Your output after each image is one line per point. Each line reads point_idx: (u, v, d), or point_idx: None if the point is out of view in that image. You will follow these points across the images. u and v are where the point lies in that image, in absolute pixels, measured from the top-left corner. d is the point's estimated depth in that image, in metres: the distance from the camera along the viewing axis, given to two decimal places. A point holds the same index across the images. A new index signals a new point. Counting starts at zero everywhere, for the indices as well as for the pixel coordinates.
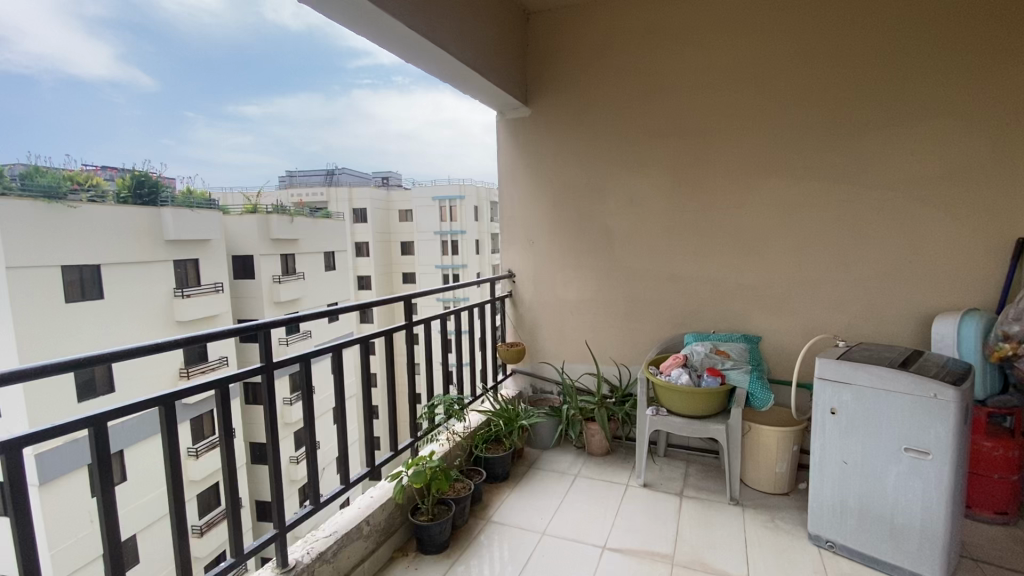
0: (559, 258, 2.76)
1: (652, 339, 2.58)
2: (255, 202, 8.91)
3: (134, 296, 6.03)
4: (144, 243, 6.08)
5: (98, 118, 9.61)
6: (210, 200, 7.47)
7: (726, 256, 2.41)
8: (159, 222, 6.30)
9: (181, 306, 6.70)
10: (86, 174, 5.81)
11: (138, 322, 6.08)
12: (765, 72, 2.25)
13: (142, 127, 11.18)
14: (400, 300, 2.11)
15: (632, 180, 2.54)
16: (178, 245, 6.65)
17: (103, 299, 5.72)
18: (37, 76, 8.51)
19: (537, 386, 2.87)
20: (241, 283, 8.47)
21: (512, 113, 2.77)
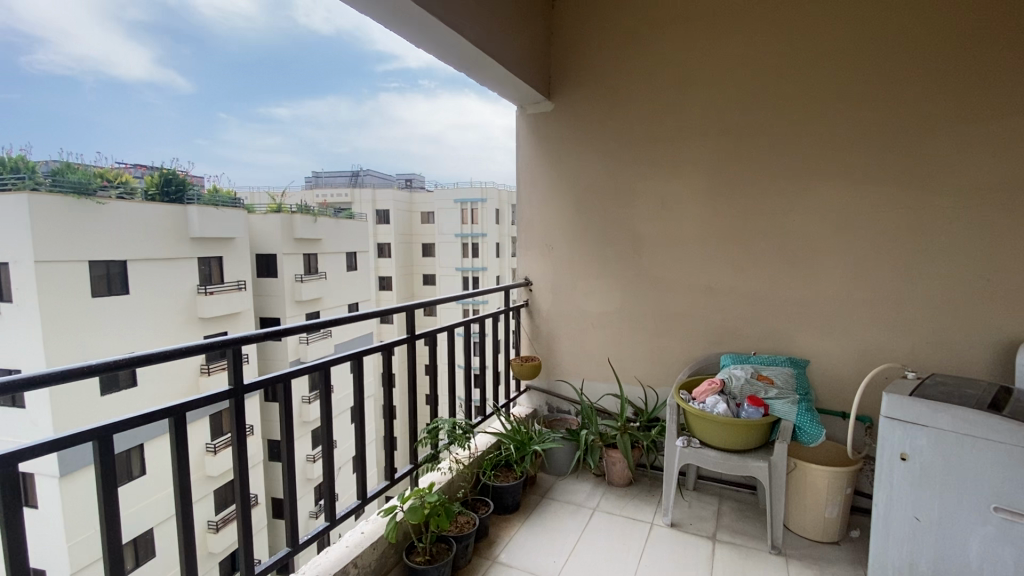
0: (580, 265, 2.53)
1: (683, 358, 2.32)
2: (280, 201, 8.90)
3: (155, 293, 6.01)
4: (170, 240, 6.08)
5: (134, 118, 9.83)
6: (235, 199, 7.49)
7: (768, 268, 2.15)
8: (183, 220, 6.33)
9: (204, 302, 6.66)
10: (115, 171, 5.79)
11: (158, 320, 6.05)
12: (817, 63, 2.00)
13: (178, 127, 11.41)
14: (404, 310, 1.89)
15: (664, 181, 2.30)
16: (204, 243, 6.64)
17: (128, 293, 5.74)
18: (78, 78, 8.79)
19: (553, 405, 2.63)
20: (263, 282, 8.46)
21: (534, 107, 2.56)
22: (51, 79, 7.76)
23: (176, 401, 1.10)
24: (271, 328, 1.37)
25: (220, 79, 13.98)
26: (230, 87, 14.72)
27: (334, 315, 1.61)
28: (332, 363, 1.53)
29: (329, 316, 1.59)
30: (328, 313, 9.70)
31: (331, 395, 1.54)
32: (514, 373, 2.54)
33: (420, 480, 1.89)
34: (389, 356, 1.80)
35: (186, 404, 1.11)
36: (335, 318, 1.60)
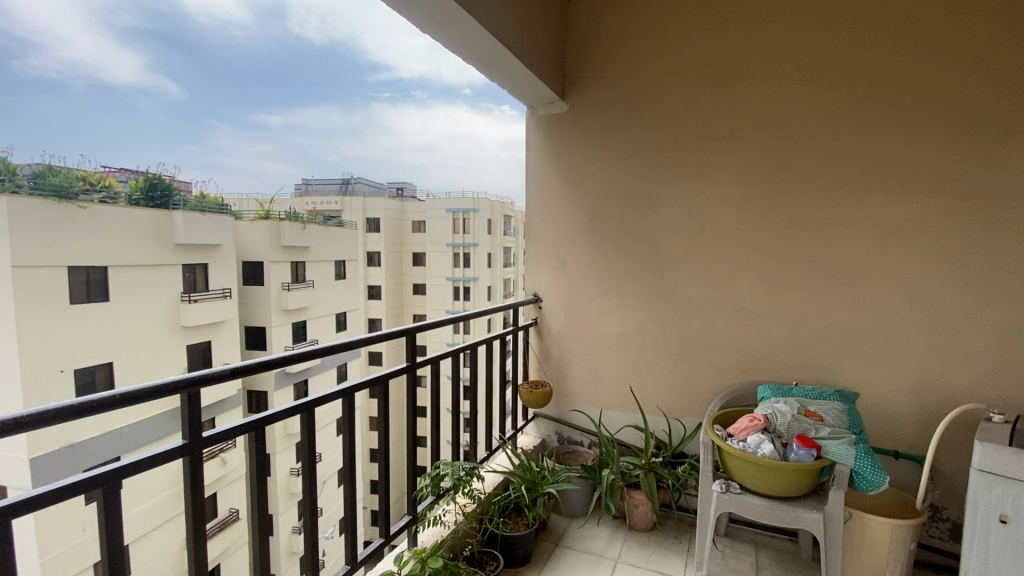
0: (596, 282, 2.29)
1: (714, 387, 2.08)
2: (269, 208, 8.63)
3: (141, 299, 5.73)
4: (154, 246, 5.76)
5: (125, 120, 9.59)
6: (222, 205, 7.31)
7: (809, 287, 1.93)
8: (170, 224, 6.02)
9: (187, 310, 6.29)
10: (99, 174, 5.55)
11: (142, 329, 5.71)
12: (871, 62, 1.79)
13: (168, 131, 11.19)
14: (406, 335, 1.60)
15: (693, 191, 2.08)
16: (189, 249, 6.36)
17: (109, 301, 5.42)
18: (69, 81, 8.58)
19: (564, 436, 2.38)
20: (249, 291, 8.15)
21: (546, 108, 2.33)
22: (39, 80, 7.44)
23: (104, 468, 0.83)
24: (244, 361, 1.10)
25: (211, 83, 13.80)
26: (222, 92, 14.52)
27: (332, 340, 1.32)
28: (318, 404, 1.26)
29: (325, 342, 1.31)
30: (315, 322, 9.37)
31: (316, 440, 1.27)
32: (522, 400, 2.28)
33: (419, 534, 1.61)
34: (390, 390, 1.51)
35: (117, 472, 0.84)
36: (329, 346, 1.31)
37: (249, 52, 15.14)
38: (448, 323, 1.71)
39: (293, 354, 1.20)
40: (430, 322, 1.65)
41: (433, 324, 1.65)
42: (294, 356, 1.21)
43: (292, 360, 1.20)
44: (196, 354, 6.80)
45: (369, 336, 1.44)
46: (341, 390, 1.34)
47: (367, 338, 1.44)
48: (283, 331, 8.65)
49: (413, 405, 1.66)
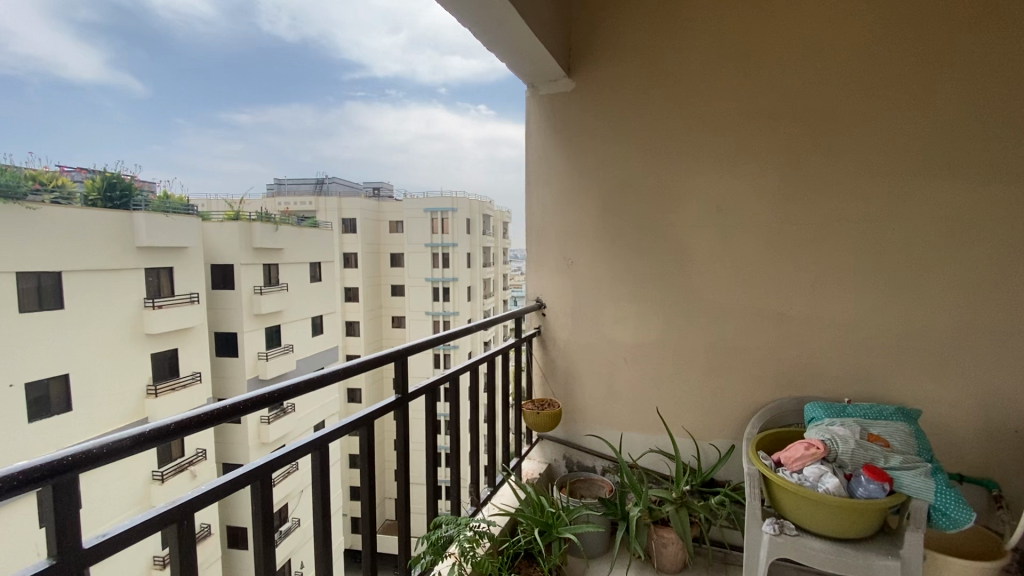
0: (609, 285, 2.00)
1: (750, 402, 1.82)
2: (238, 209, 8.12)
3: (97, 305, 5.36)
4: (114, 249, 5.46)
5: (85, 119, 9.16)
6: (188, 205, 7.02)
7: (860, 289, 1.68)
8: (130, 226, 5.62)
9: (152, 317, 5.99)
10: (51, 173, 5.22)
11: (95, 335, 5.40)
12: (941, 27, 1.54)
13: (131, 132, 10.74)
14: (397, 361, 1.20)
15: (722, 180, 1.82)
16: (151, 253, 6.00)
17: (64, 308, 5.05)
18: (23, 78, 8.13)
19: (574, 461, 2.09)
20: (218, 295, 7.69)
21: (549, 87, 2.03)
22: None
23: None
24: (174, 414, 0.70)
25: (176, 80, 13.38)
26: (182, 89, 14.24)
27: (299, 375, 0.93)
28: (277, 468, 0.87)
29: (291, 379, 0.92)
30: (290, 327, 8.89)
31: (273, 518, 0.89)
32: (526, 422, 1.98)
33: None
34: (376, 433, 1.15)
35: None
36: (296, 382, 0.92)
37: (200, 49, 15.07)
38: (447, 342, 1.36)
39: (242, 401, 0.80)
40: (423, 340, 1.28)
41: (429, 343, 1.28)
42: (245, 400, 0.81)
43: (240, 407, 0.80)
44: (162, 363, 6.42)
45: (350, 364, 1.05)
46: (306, 444, 0.95)
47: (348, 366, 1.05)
48: (256, 336, 8.18)
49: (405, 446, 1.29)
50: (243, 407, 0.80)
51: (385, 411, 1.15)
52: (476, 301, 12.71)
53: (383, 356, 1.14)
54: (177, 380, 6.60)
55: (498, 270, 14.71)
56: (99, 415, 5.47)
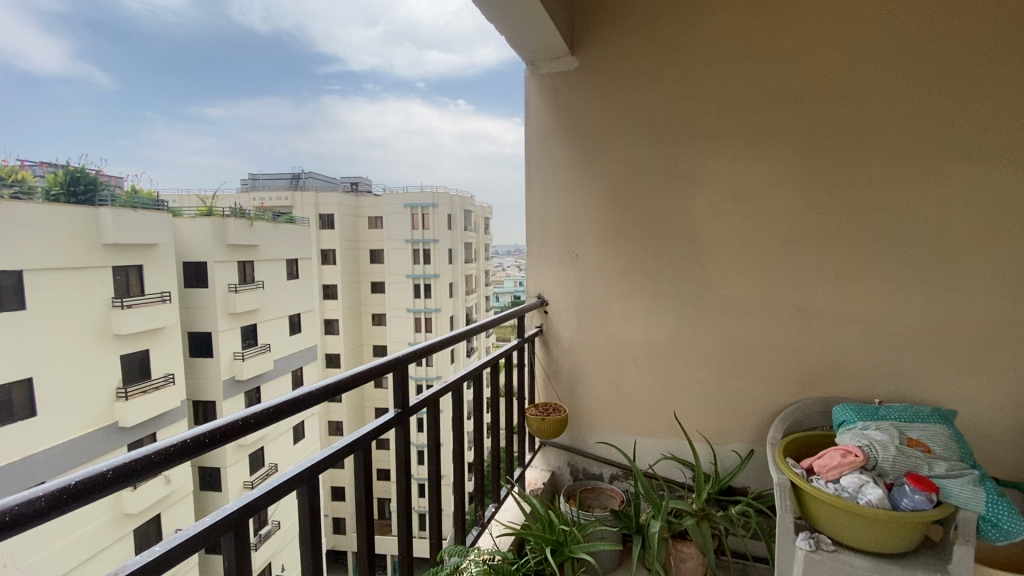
0: (618, 280, 1.85)
1: (771, 405, 1.70)
2: (211, 204, 7.76)
3: (60, 304, 5.11)
4: (76, 248, 5.17)
5: (46, 113, 8.76)
6: (158, 201, 6.65)
7: (886, 282, 1.57)
8: (96, 223, 5.34)
9: (120, 317, 5.69)
10: (10, 166, 4.90)
11: (59, 336, 5.12)
12: (983, 2, 1.42)
13: (96, 126, 10.32)
14: (397, 369, 0.99)
15: (740, 166, 1.68)
16: (119, 251, 5.70)
17: (25, 310, 4.76)
18: None
19: (579, 468, 1.95)
20: (191, 293, 7.38)
21: (552, 64, 1.87)
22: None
23: None
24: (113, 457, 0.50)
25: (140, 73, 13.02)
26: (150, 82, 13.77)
27: (280, 394, 0.73)
28: (254, 514, 0.67)
29: (268, 399, 0.71)
30: (266, 326, 8.58)
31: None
32: (530, 429, 1.82)
33: None
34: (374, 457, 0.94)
35: None
36: (277, 401, 0.72)
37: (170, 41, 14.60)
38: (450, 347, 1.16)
39: (203, 433, 0.59)
40: (424, 346, 1.08)
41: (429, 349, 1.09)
42: (208, 431, 0.60)
43: (200, 440, 0.59)
44: (132, 364, 6.14)
45: (344, 377, 0.85)
46: (291, 479, 0.75)
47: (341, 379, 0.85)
48: (232, 336, 7.87)
49: (405, 469, 1.09)
50: (206, 440, 0.60)
51: (384, 431, 0.95)
52: (458, 297, 12.57)
53: (381, 366, 0.94)
54: (148, 382, 6.31)
55: (480, 266, 14.58)
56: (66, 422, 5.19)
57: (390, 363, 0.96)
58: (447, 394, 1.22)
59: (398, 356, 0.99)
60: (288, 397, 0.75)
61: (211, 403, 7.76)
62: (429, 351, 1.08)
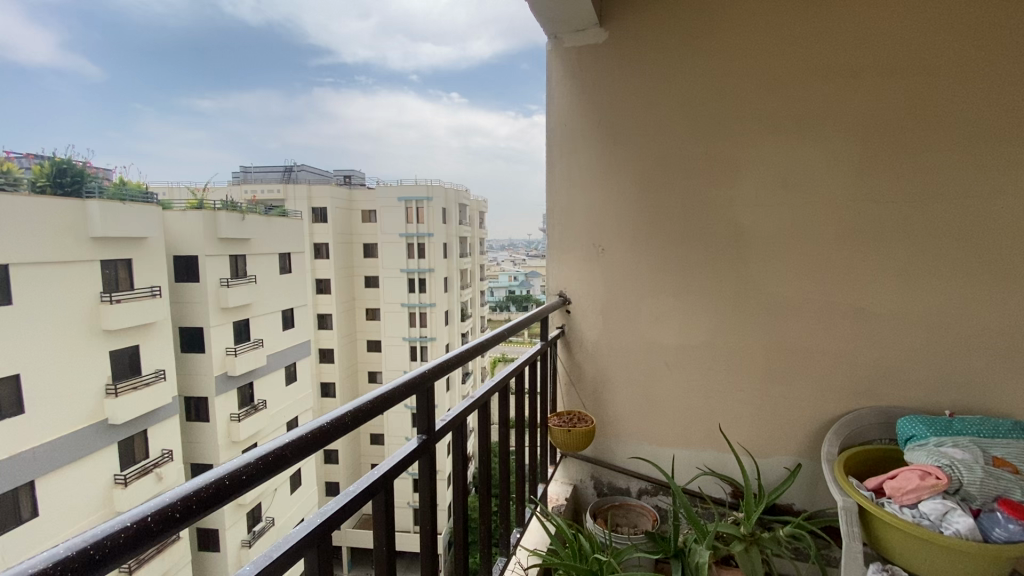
0: (651, 277, 1.68)
1: (819, 415, 1.55)
2: (202, 197, 7.48)
3: (49, 300, 4.97)
4: (63, 242, 4.99)
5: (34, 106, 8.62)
6: (147, 193, 6.46)
7: (958, 279, 1.40)
8: (83, 217, 5.12)
9: (109, 312, 5.50)
10: None
11: (47, 330, 4.98)
12: None
13: (85, 118, 10.16)
14: (420, 391, 0.80)
15: (792, 149, 1.50)
16: (106, 244, 5.48)
17: (9, 305, 4.69)
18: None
19: (604, 481, 1.78)
20: (182, 288, 7.18)
21: (578, 37, 1.68)
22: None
23: None
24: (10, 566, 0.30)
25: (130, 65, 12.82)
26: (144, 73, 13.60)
27: (281, 435, 0.54)
28: None
29: (267, 441, 0.52)
30: (258, 321, 8.37)
31: None
32: (554, 440, 1.64)
33: None
34: (394, 502, 0.75)
35: None
36: (277, 443, 0.54)
37: (159, 31, 14.33)
38: (476, 357, 0.98)
39: (169, 503, 0.40)
40: (450, 357, 0.90)
41: (456, 360, 0.91)
42: (178, 499, 0.41)
43: (165, 518, 0.40)
44: (121, 360, 5.93)
45: (359, 403, 0.67)
46: (295, 548, 0.56)
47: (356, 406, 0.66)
48: (224, 331, 7.67)
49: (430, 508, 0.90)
50: (176, 515, 0.40)
51: (406, 466, 0.77)
52: (452, 292, 12.41)
53: (403, 388, 0.75)
54: (140, 379, 6.13)
55: (475, 260, 14.41)
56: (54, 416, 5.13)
57: (413, 381, 0.78)
58: (472, 412, 1.04)
59: (421, 371, 0.81)
60: (295, 434, 0.56)
61: (204, 400, 7.57)
62: (456, 361, 0.91)
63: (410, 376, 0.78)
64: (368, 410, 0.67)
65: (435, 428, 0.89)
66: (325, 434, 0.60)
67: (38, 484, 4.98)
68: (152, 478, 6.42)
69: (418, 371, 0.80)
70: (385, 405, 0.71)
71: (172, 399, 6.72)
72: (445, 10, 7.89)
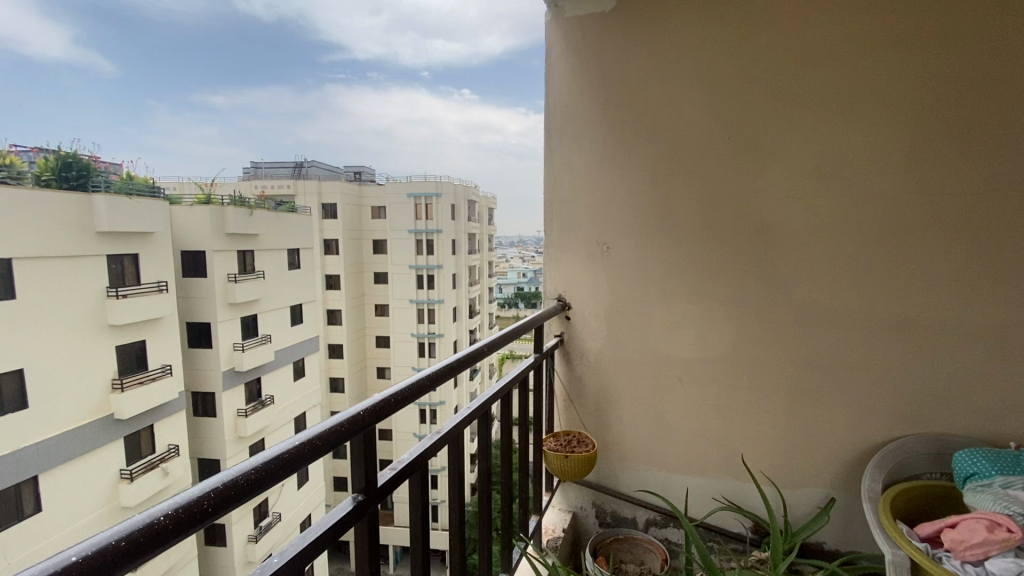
0: (659, 279, 1.47)
1: (856, 443, 1.33)
2: (210, 191, 7.31)
3: (54, 296, 4.85)
4: (68, 237, 4.82)
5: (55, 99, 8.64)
6: (153, 187, 6.31)
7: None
8: (89, 211, 4.94)
9: (115, 308, 5.40)
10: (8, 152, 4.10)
11: (54, 325, 4.87)
12: None
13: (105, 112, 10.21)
14: (354, 436, 0.59)
15: (828, 130, 1.28)
16: (114, 239, 5.36)
17: (15, 299, 4.58)
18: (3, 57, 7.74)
19: (606, 509, 1.59)
20: (189, 283, 7.06)
21: (580, 5, 1.48)
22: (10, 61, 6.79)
23: None
24: None
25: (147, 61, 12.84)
26: (162, 68, 13.61)
27: (95, 531, 0.33)
28: None
29: (69, 542, 0.31)
30: (266, 317, 8.27)
31: None
32: (549, 465, 1.43)
33: None
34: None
35: None
36: (92, 542, 0.33)
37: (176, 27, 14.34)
38: (442, 386, 0.77)
39: None
40: (401, 388, 0.69)
41: (410, 394, 0.70)
42: None
43: None
44: (128, 354, 5.84)
45: (246, 467, 0.45)
46: None
47: (245, 469, 0.45)
48: (232, 327, 7.55)
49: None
50: None
51: (331, 540, 0.56)
52: (461, 289, 12.29)
53: (327, 435, 0.55)
54: (146, 373, 6.02)
55: (483, 258, 14.27)
56: (60, 412, 5.06)
57: (339, 429, 0.57)
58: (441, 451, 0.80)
59: (352, 413, 0.60)
60: (123, 525, 0.35)
61: (211, 395, 7.49)
62: (408, 394, 0.69)
63: (334, 422, 0.57)
64: (261, 476, 0.46)
65: (382, 479, 0.68)
66: (187, 518, 0.38)
67: (39, 480, 4.91)
68: (157, 474, 6.33)
69: (350, 414, 0.59)
70: (289, 467, 0.49)
71: (178, 394, 6.67)
72: (457, 8, 7.72)
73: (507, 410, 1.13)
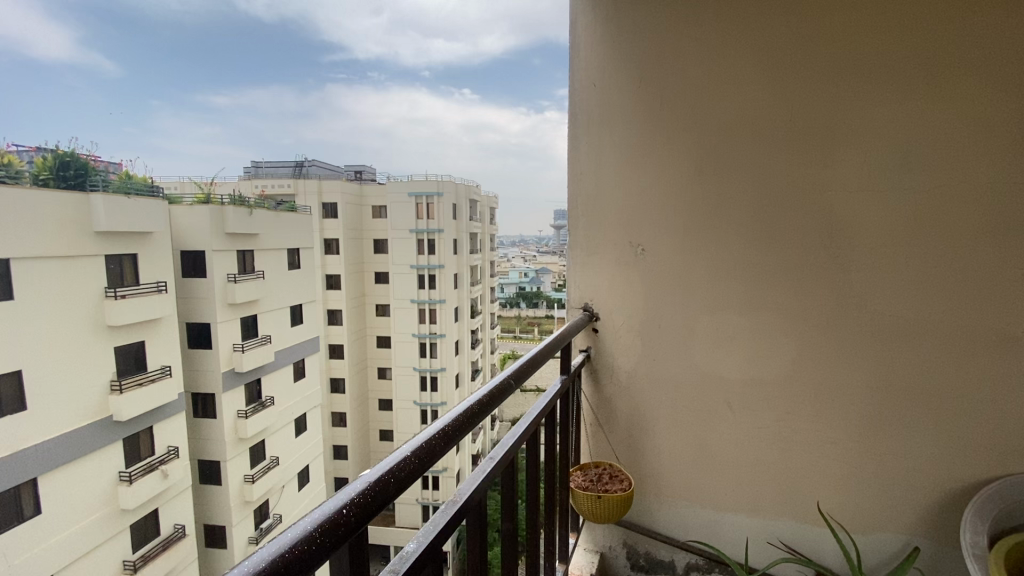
0: (702, 287, 1.26)
1: (944, 481, 1.13)
2: (210, 190, 7.12)
3: (50, 297, 4.68)
4: (65, 236, 4.72)
5: None
6: (153, 186, 6.10)
7: None
8: (87, 211, 4.86)
9: (114, 309, 5.18)
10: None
11: (49, 326, 4.69)
12: None
13: None
14: (335, 549, 0.37)
15: (916, 109, 1.06)
16: (112, 239, 5.21)
17: (13, 300, 4.40)
18: None
19: (639, 551, 1.38)
20: (189, 283, 6.91)
21: None
22: None
23: None
24: None
25: None
26: None
27: None
28: None
29: None
30: (266, 318, 8.07)
31: None
32: (579, 505, 1.22)
33: None
34: None
35: None
36: None
37: None
38: (456, 448, 0.54)
39: None
40: (400, 458, 0.47)
41: (413, 468, 0.47)
42: None
43: None
44: (126, 355, 5.63)
45: None
46: None
47: None
48: (231, 327, 7.34)
49: None
50: None
51: None
52: (462, 288, 12.12)
53: (290, 557, 0.33)
54: (145, 375, 5.79)
55: (485, 257, 14.10)
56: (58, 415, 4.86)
57: (308, 543, 0.35)
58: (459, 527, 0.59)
59: (328, 511, 0.38)
60: None
61: (211, 394, 7.26)
62: (410, 468, 0.47)
63: (298, 534, 0.35)
64: None
65: None
66: None
67: (39, 481, 4.68)
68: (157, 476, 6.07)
69: (323, 514, 0.37)
70: None
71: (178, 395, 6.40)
72: None
73: (533, 453, 0.90)
